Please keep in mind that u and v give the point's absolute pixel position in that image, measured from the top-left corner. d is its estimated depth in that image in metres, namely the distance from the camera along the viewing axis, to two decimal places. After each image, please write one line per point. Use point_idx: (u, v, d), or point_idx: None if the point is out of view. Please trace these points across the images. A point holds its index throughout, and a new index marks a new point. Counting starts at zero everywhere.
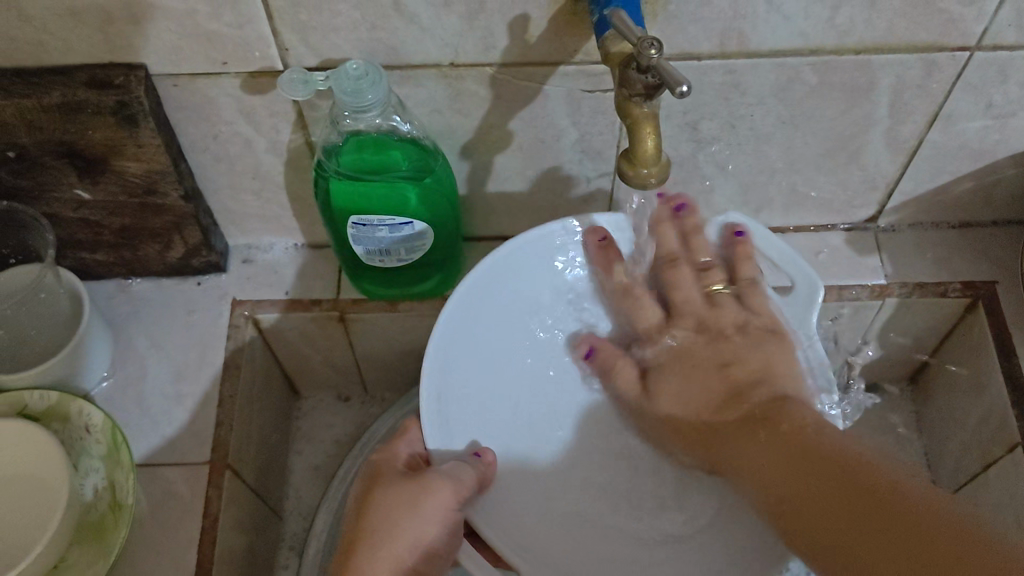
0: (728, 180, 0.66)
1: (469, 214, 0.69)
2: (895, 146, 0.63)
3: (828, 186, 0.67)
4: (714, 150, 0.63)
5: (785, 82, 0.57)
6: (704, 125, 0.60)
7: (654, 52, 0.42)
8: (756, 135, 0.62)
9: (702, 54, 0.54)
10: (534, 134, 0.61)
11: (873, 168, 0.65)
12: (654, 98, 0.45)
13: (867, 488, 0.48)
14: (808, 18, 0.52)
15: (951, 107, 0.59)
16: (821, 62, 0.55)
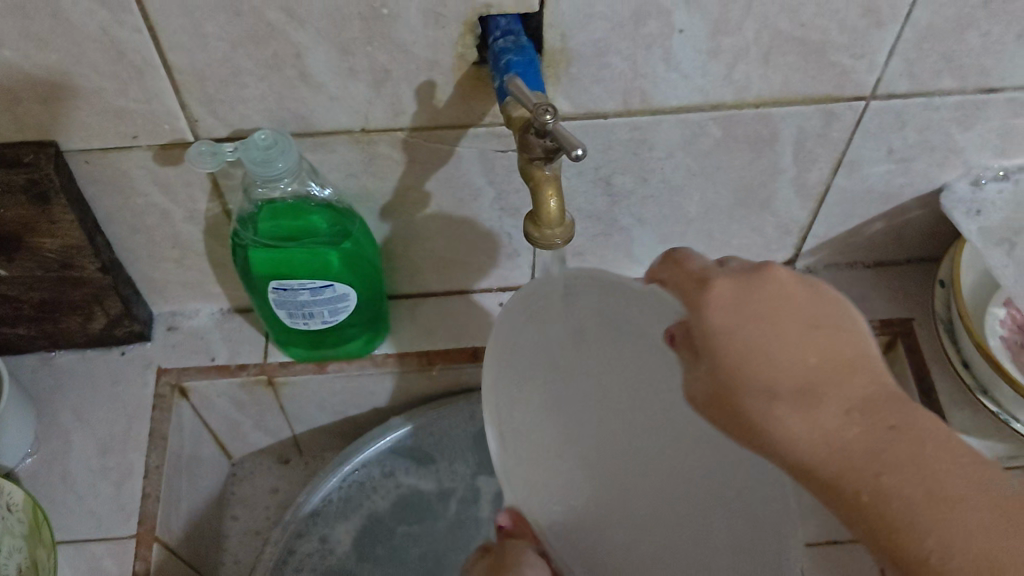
0: (647, 231, 0.67)
1: (394, 273, 0.69)
2: (804, 192, 0.65)
3: (744, 232, 0.69)
4: (630, 203, 0.64)
5: (692, 136, 0.58)
6: (618, 179, 0.62)
7: (549, 117, 0.43)
8: (669, 187, 0.63)
9: (609, 113, 0.56)
10: (450, 194, 0.61)
11: (785, 213, 0.67)
12: (554, 161, 0.46)
13: (916, 461, 0.39)
14: (707, 75, 0.54)
15: (854, 154, 0.61)
16: (723, 116, 0.57)
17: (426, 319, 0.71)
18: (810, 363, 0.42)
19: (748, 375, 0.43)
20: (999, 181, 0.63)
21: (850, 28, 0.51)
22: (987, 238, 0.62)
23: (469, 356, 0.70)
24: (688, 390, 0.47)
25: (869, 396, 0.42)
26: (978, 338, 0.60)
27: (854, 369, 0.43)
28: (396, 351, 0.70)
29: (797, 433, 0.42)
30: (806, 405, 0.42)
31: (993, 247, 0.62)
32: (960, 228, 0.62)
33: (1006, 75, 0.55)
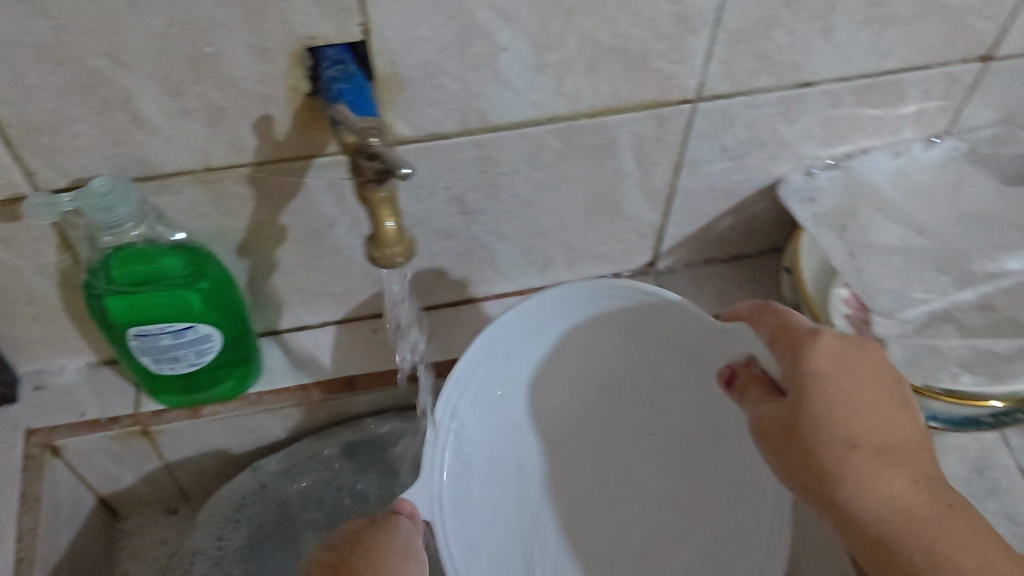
0: (507, 246, 0.69)
1: (263, 310, 0.69)
2: (651, 195, 0.68)
3: (601, 239, 0.71)
4: (486, 220, 0.66)
5: (534, 150, 0.61)
6: (470, 197, 0.64)
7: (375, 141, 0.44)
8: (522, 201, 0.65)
9: (450, 133, 0.58)
10: (306, 226, 0.62)
11: (636, 216, 0.70)
12: (389, 182, 0.47)
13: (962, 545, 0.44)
14: (537, 90, 0.56)
15: (691, 154, 0.64)
16: (560, 128, 0.60)
17: (300, 353, 0.72)
18: (860, 437, 0.48)
19: (818, 430, 0.49)
20: (828, 170, 0.67)
21: (666, 35, 0.54)
22: (821, 224, 0.64)
23: (344, 385, 0.70)
24: (755, 416, 0.53)
25: (933, 474, 0.48)
26: (826, 324, 0.63)
27: (922, 454, 0.48)
28: (271, 388, 0.70)
29: (879, 486, 0.47)
30: (870, 464, 0.47)
31: (827, 230, 0.64)
32: (798, 218, 0.65)
33: (817, 68, 0.59)
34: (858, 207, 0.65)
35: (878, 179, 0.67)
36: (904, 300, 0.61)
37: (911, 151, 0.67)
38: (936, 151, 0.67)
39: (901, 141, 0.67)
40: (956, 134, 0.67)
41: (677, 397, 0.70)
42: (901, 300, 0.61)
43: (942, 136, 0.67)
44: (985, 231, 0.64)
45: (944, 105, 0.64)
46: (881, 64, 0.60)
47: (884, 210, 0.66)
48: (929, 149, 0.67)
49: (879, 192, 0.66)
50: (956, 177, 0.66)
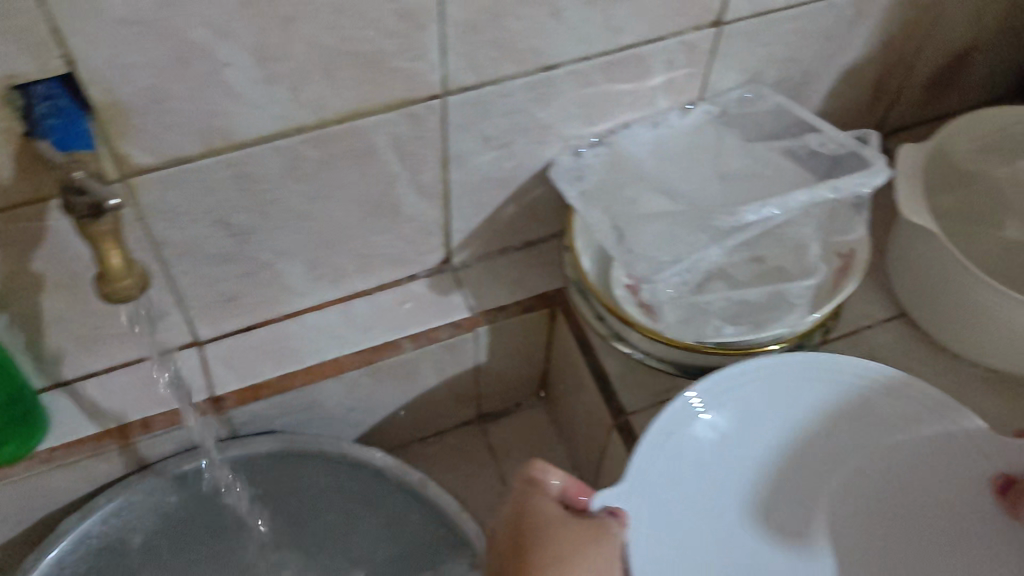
0: (292, 263, 0.68)
1: (41, 362, 0.66)
2: (427, 193, 0.68)
3: (388, 244, 0.71)
4: (261, 239, 0.65)
5: (290, 163, 0.60)
6: (236, 218, 0.62)
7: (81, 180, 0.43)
8: (293, 216, 0.64)
9: (193, 156, 0.56)
10: (64, 270, 0.60)
11: (419, 216, 0.70)
12: (109, 216, 0.46)
13: None
14: (277, 103, 0.55)
15: (455, 148, 0.65)
16: (311, 138, 0.59)
17: (91, 401, 0.69)
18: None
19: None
20: (594, 147, 0.69)
21: (396, 34, 0.54)
22: (586, 202, 0.66)
23: (142, 427, 0.68)
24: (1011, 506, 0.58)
25: None
26: (601, 295, 0.64)
27: None
28: (63, 442, 0.67)
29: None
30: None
31: (591, 206, 0.65)
32: (566, 195, 0.66)
33: (558, 51, 0.61)
34: (619, 181, 0.67)
35: (638, 149, 0.69)
36: (659, 263, 0.60)
37: (667, 120, 0.70)
38: (692, 117, 0.70)
39: (658, 111, 0.69)
40: (707, 99, 0.70)
41: (849, 468, 0.65)
42: (656, 265, 0.60)
43: (694, 102, 0.70)
44: (739, 193, 0.66)
45: (690, 71, 0.67)
46: (618, 40, 0.62)
47: (645, 182, 0.67)
48: (684, 116, 0.70)
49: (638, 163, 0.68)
50: (710, 139, 0.70)
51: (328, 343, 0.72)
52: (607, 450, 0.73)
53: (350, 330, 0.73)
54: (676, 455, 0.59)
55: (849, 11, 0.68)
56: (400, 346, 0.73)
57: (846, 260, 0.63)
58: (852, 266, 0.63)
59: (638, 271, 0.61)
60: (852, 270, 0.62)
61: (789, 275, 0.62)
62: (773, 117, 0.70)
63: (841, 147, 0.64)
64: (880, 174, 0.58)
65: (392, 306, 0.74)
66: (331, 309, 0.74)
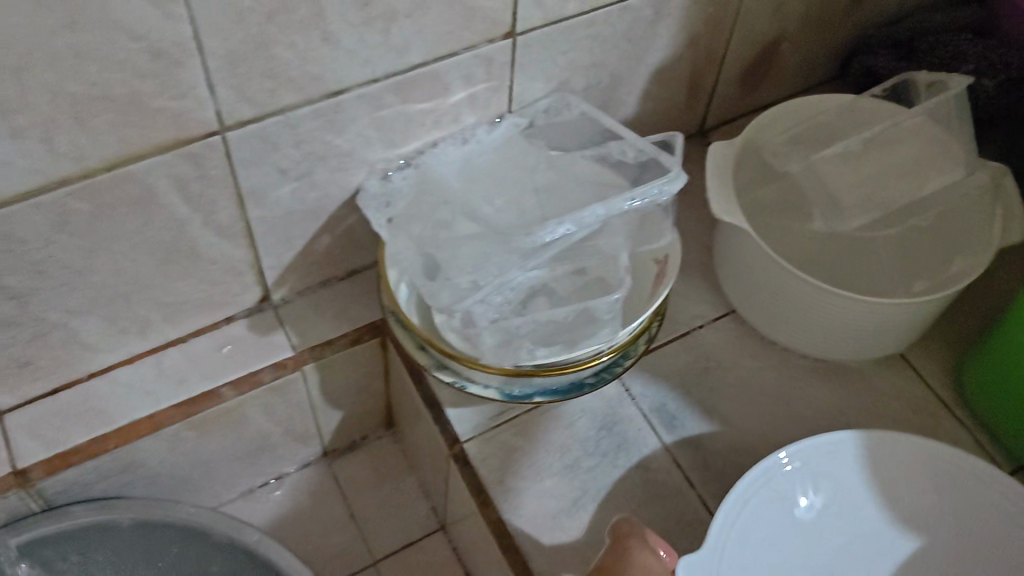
0: (88, 319, 0.64)
1: None
2: (227, 234, 0.64)
3: (195, 289, 0.67)
4: (45, 299, 0.60)
5: (59, 217, 0.55)
6: (11, 281, 0.57)
7: None
8: (76, 271, 0.60)
9: None
10: None
11: (223, 257, 0.66)
12: None
13: None
14: (28, 156, 0.51)
15: (248, 185, 0.61)
16: (78, 189, 0.54)
17: None
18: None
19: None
20: (401, 170, 0.66)
21: (151, 72, 0.51)
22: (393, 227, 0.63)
23: None
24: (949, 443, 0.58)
25: None
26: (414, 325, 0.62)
27: None
28: None
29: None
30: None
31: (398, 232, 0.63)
32: (372, 221, 0.63)
33: (340, 75, 0.58)
34: (427, 201, 0.65)
35: (446, 167, 0.67)
36: (463, 292, 0.57)
37: (476, 136, 0.68)
38: (499, 132, 0.68)
39: (465, 127, 0.67)
40: (515, 112, 0.68)
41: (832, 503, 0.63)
42: (459, 293, 0.56)
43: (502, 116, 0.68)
44: (552, 204, 0.64)
45: (490, 84, 0.65)
46: (405, 59, 0.59)
47: (452, 202, 0.64)
48: (493, 130, 0.68)
49: (445, 181, 0.66)
50: (519, 153, 0.68)
51: (142, 399, 0.67)
52: (449, 479, 0.72)
53: (163, 383, 0.68)
54: (758, 518, 0.60)
55: (645, 11, 0.67)
56: (220, 394, 0.69)
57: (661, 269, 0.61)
58: (665, 272, 0.61)
59: (442, 300, 0.57)
60: (666, 275, 0.61)
61: (606, 285, 0.59)
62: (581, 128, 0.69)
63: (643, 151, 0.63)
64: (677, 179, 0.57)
65: (210, 353, 0.70)
66: (144, 362, 0.69)
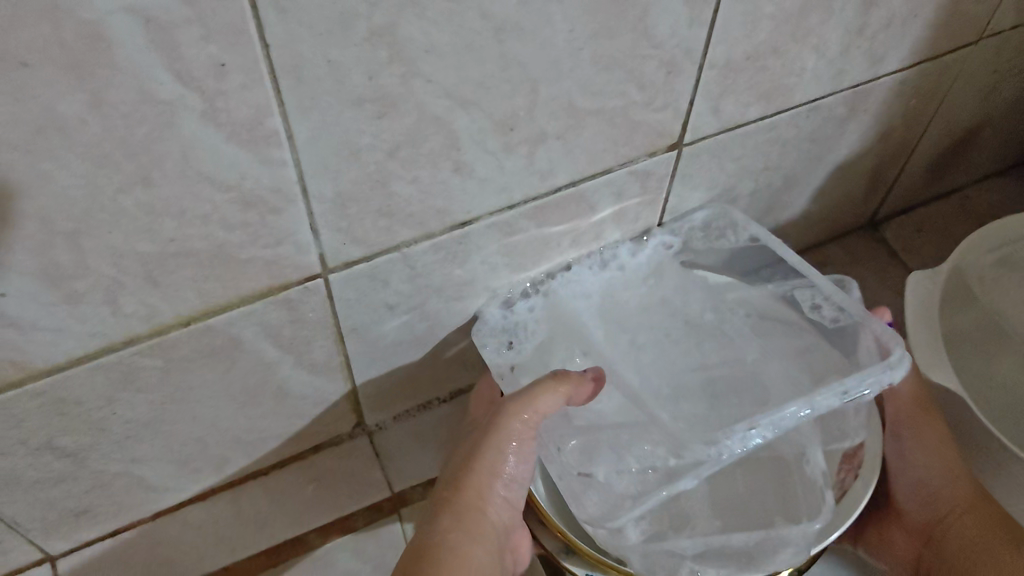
0: (157, 465, 0.54)
1: None
2: (322, 369, 0.53)
3: (281, 426, 0.57)
4: (105, 452, 0.50)
5: (124, 374, 0.45)
6: (65, 439, 0.48)
7: None
8: (144, 422, 0.50)
9: None
10: None
11: (317, 394, 0.55)
12: None
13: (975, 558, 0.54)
14: (85, 321, 0.41)
15: (350, 323, 0.51)
16: (147, 347, 0.44)
17: None
18: (494, 507, 0.48)
19: (467, 514, 0.47)
20: (528, 300, 0.56)
21: (241, 223, 0.40)
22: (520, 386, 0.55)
23: None
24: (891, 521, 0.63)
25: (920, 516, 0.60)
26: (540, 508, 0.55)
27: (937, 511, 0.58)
28: None
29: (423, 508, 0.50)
30: (479, 518, 0.47)
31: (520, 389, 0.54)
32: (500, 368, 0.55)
33: (470, 205, 0.46)
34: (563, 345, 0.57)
35: (580, 296, 0.57)
36: (617, 499, 0.51)
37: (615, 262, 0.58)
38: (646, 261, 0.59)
39: (607, 246, 0.56)
40: (664, 224, 0.58)
41: None
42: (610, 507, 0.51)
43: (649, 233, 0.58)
44: (714, 357, 0.57)
45: (644, 199, 0.53)
46: (550, 182, 0.48)
47: (593, 356, 0.57)
48: (636, 253, 0.58)
49: (580, 319, 0.57)
50: (670, 287, 0.60)
51: (215, 547, 0.59)
52: None
53: (242, 528, 0.60)
54: None
55: (838, 110, 0.54)
56: (305, 541, 0.61)
57: (850, 459, 0.54)
58: (856, 476, 0.54)
59: (589, 513, 0.51)
60: (860, 469, 0.54)
61: (794, 484, 0.55)
62: (741, 252, 0.60)
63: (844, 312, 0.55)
64: (895, 367, 0.51)
65: (297, 487, 0.61)
66: (220, 498, 0.59)
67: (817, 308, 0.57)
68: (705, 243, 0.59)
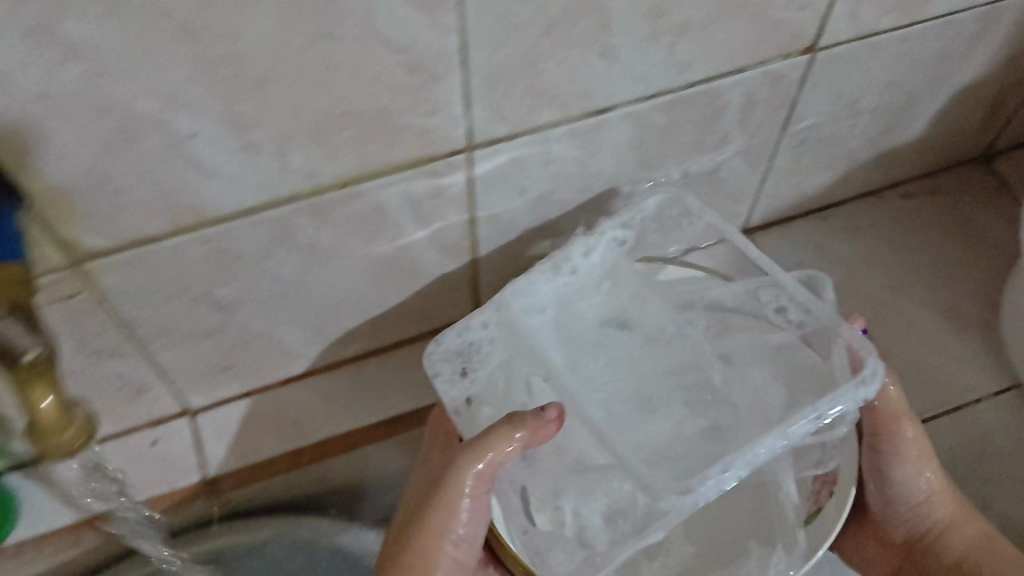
0: (293, 328, 0.58)
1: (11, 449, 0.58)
2: (448, 250, 0.57)
3: (406, 301, 0.60)
4: (252, 309, 0.55)
5: (282, 231, 0.49)
6: (221, 291, 0.52)
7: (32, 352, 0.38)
8: (290, 283, 0.54)
9: (157, 234, 0.46)
10: None
11: (443, 273, 0.59)
12: (33, 353, 0.38)
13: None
14: (258, 171, 0.44)
15: (483, 203, 0.54)
16: (305, 205, 0.48)
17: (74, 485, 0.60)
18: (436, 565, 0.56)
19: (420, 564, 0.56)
20: (481, 322, 0.57)
21: (406, 88, 0.43)
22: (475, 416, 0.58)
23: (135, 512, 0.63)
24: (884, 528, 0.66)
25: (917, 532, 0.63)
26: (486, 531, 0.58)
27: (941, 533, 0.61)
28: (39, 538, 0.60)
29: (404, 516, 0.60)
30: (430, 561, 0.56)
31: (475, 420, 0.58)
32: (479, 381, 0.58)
33: (609, 91, 0.49)
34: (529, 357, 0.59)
35: (543, 309, 0.60)
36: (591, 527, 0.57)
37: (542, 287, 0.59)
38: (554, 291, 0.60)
39: (597, 238, 0.58)
40: (611, 223, 0.58)
41: None
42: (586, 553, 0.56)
43: (598, 228, 0.58)
44: (676, 362, 0.64)
45: (769, 104, 0.55)
46: (685, 76, 0.50)
47: (553, 379, 0.59)
48: (589, 254, 0.59)
49: (533, 333, 0.59)
50: (626, 296, 0.64)
51: None
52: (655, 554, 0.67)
53: None
54: None
55: (969, 27, 0.55)
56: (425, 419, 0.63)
57: (826, 476, 0.59)
58: (832, 493, 0.59)
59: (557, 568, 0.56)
60: (835, 484, 0.59)
61: (772, 507, 0.59)
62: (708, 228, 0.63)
63: (808, 314, 0.59)
64: (871, 383, 0.51)
65: None
66: (343, 371, 0.64)
67: (782, 308, 0.60)
68: (659, 226, 0.62)
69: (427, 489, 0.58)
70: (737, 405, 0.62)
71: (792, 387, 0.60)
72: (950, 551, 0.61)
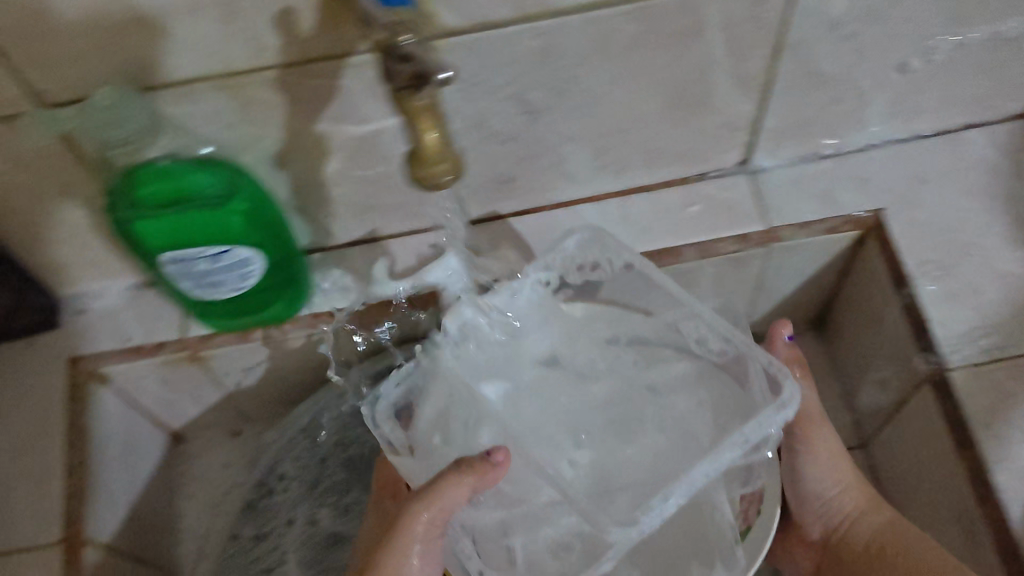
0: (579, 147, 0.61)
1: (311, 226, 0.64)
2: (744, 84, 0.57)
3: (688, 136, 0.62)
4: (552, 119, 0.57)
5: (606, 37, 0.51)
6: (531, 94, 0.55)
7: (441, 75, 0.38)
8: (594, 97, 0.56)
9: (503, 21, 0.48)
10: (350, 132, 0.55)
11: (731, 113, 0.60)
12: (425, 86, 0.39)
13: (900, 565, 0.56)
14: None
15: (794, 37, 0.54)
16: (636, 10, 0.49)
17: (358, 268, 0.66)
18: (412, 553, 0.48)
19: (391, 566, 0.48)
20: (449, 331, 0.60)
21: None
22: (412, 436, 0.55)
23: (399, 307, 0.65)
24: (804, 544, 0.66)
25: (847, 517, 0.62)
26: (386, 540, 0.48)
27: (863, 517, 0.61)
28: (321, 311, 0.65)
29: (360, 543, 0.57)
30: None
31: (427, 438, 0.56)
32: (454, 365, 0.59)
33: None
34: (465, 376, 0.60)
35: (457, 365, 0.60)
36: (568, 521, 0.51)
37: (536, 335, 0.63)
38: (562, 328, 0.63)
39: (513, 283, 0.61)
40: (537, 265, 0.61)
41: None
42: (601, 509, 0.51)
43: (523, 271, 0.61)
44: (600, 395, 0.61)
45: None
46: None
47: (490, 422, 0.55)
48: (516, 295, 0.62)
49: (447, 370, 0.59)
50: (559, 337, 0.63)
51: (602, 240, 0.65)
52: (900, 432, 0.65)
53: (625, 228, 0.66)
54: None
55: None
56: (683, 256, 0.65)
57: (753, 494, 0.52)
58: (761, 511, 0.51)
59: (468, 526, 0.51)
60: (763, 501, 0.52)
61: (704, 522, 0.52)
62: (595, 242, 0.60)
63: (727, 343, 0.54)
64: (790, 406, 0.48)
65: (677, 208, 0.66)
66: (609, 202, 0.66)
67: (701, 339, 0.57)
68: (578, 274, 0.62)
69: (381, 530, 0.56)
70: (675, 413, 0.58)
71: (717, 414, 0.56)
72: (879, 542, 0.59)
